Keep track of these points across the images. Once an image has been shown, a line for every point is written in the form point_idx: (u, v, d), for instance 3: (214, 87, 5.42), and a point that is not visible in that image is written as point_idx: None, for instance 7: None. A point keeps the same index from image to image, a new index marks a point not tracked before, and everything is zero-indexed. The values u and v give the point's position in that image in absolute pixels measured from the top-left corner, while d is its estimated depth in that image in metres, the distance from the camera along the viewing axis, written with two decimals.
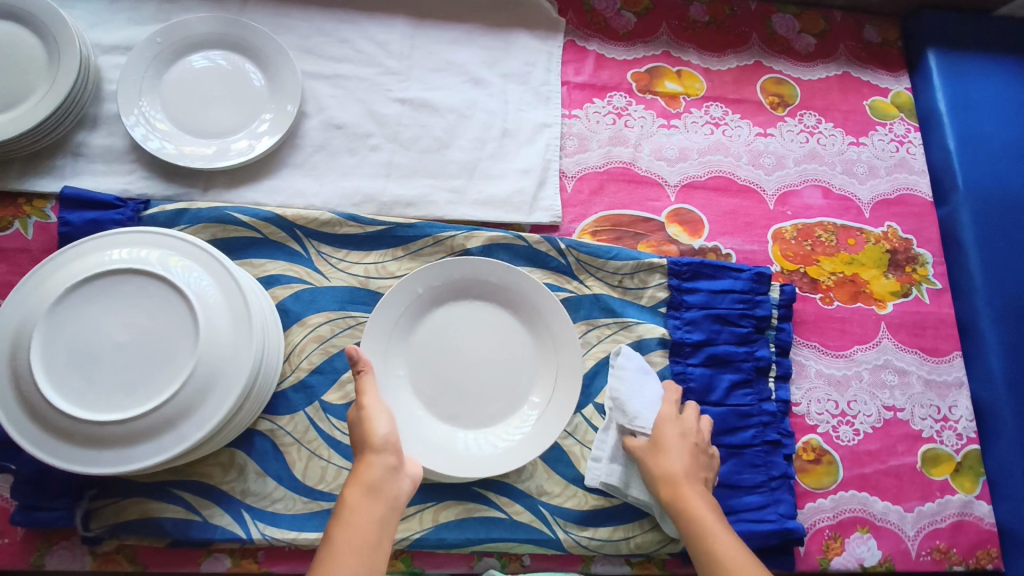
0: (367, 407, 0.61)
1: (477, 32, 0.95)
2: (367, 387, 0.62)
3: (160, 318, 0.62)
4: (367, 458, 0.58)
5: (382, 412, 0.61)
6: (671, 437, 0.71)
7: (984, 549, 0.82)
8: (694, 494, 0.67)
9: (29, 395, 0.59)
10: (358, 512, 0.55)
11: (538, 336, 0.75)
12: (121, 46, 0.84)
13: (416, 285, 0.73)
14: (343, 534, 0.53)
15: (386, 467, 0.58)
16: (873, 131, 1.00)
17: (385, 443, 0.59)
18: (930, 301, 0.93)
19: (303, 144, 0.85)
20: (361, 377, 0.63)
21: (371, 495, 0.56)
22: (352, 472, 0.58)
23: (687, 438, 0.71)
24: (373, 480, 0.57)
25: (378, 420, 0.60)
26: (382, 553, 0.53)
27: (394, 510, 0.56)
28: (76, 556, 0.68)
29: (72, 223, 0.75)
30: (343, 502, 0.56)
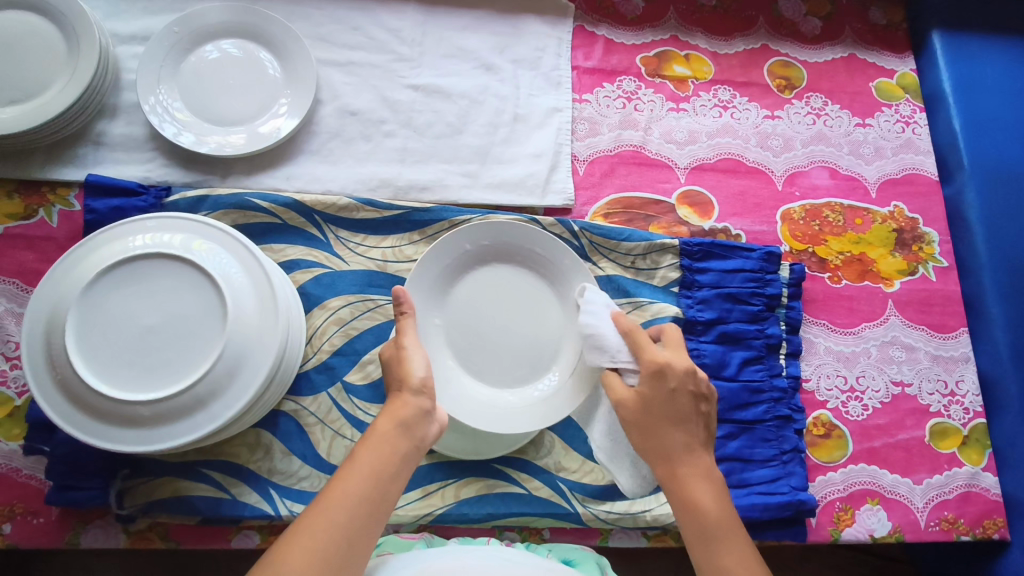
0: (407, 346, 0.62)
1: (488, 19, 0.96)
2: (407, 329, 0.63)
3: (189, 300, 0.63)
4: (402, 394, 0.59)
5: (422, 355, 0.62)
6: (665, 400, 0.62)
7: (991, 520, 0.84)
8: (694, 476, 0.61)
9: (64, 376, 0.60)
10: (383, 441, 0.55)
11: (568, 308, 0.75)
12: (138, 36, 0.85)
13: (462, 244, 0.74)
14: (361, 460, 0.54)
15: (420, 409, 0.59)
16: (879, 111, 1.02)
17: (421, 385, 0.60)
18: (936, 279, 0.94)
19: (319, 130, 0.86)
20: (403, 319, 0.64)
21: (400, 433, 0.57)
22: (386, 405, 0.59)
23: (683, 394, 0.63)
24: (406, 418, 0.57)
25: (417, 362, 0.61)
26: (397, 485, 0.55)
27: (417, 450, 0.57)
28: (110, 534, 0.70)
29: (97, 210, 0.77)
30: (371, 431, 0.57)
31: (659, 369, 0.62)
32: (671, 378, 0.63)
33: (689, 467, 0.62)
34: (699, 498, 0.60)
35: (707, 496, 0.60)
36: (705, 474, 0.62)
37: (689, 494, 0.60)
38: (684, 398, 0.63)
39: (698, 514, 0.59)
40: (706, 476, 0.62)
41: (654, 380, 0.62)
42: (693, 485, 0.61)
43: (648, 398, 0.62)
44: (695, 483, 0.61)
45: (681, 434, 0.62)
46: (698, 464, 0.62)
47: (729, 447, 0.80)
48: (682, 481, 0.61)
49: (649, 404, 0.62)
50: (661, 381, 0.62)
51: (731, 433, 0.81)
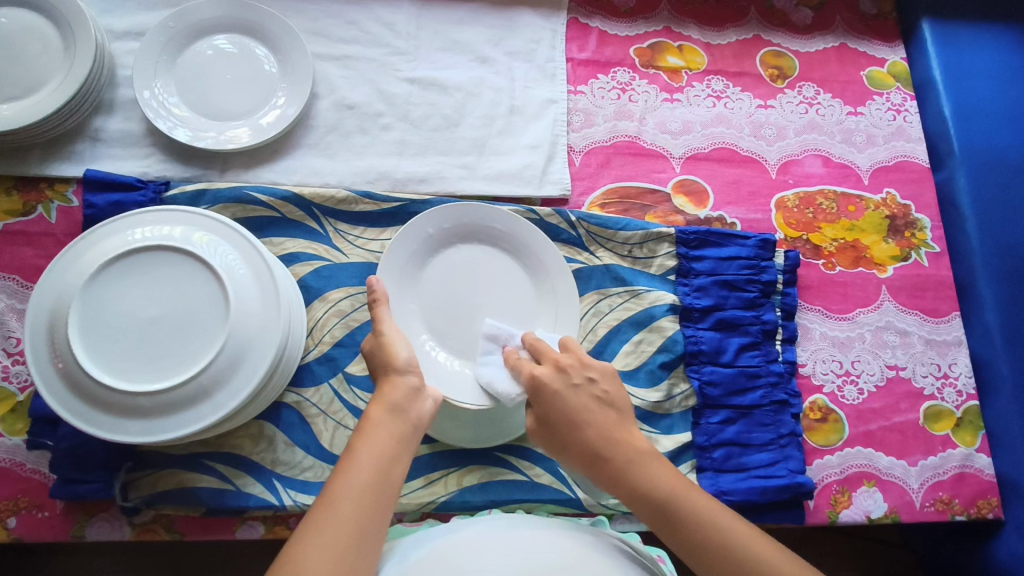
0: (387, 333, 0.63)
1: (482, 12, 0.96)
2: (384, 318, 0.64)
3: (191, 292, 0.64)
4: (391, 378, 0.61)
5: (402, 338, 0.64)
6: (558, 407, 0.63)
7: (985, 499, 0.86)
8: (630, 463, 0.60)
9: (69, 369, 0.61)
10: (379, 428, 0.57)
11: (539, 281, 0.78)
12: (133, 32, 0.85)
13: (424, 228, 0.75)
14: (359, 451, 0.55)
15: (409, 389, 0.60)
16: (870, 100, 1.03)
17: (407, 365, 0.62)
18: (928, 264, 0.96)
19: (316, 124, 0.86)
20: (376, 308, 0.65)
21: (393, 416, 0.58)
22: (377, 392, 0.60)
23: (575, 390, 0.64)
24: (396, 401, 0.59)
25: (400, 346, 0.63)
26: (399, 469, 0.55)
27: (415, 430, 0.58)
28: (115, 527, 0.70)
29: (96, 205, 0.77)
30: (365, 419, 0.58)
31: (535, 384, 0.64)
32: (551, 384, 0.64)
33: (624, 459, 0.61)
34: (647, 483, 0.59)
35: (654, 474, 0.60)
36: (641, 455, 0.61)
37: (634, 482, 0.59)
38: (574, 395, 0.63)
39: (651, 499, 0.58)
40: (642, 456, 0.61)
41: (538, 398, 0.64)
42: (634, 470, 0.60)
43: (545, 417, 0.63)
44: (637, 469, 0.60)
45: (591, 429, 0.62)
46: (631, 449, 0.61)
47: (727, 432, 0.82)
48: (623, 473, 0.60)
49: (549, 423, 0.63)
50: (542, 392, 0.64)
51: (729, 418, 0.82)
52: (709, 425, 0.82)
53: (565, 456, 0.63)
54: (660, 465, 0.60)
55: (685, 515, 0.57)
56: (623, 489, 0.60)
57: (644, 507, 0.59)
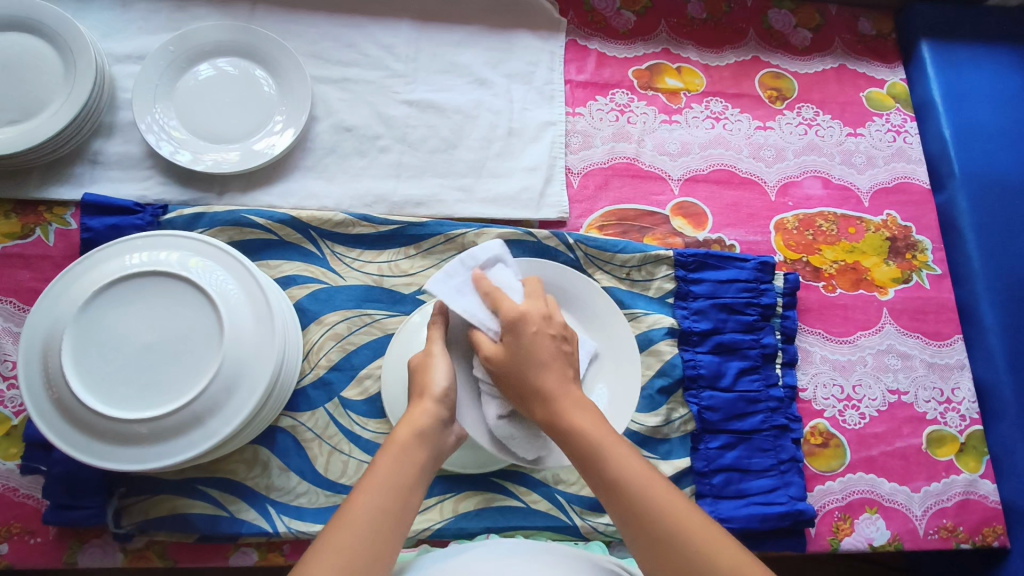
0: (435, 355, 0.61)
1: (480, 34, 0.97)
2: (436, 339, 0.62)
3: (185, 317, 0.64)
4: (423, 402, 0.58)
5: (449, 363, 0.61)
6: (531, 345, 0.58)
7: (990, 527, 0.85)
8: (573, 407, 0.58)
9: (62, 396, 0.61)
10: (404, 452, 0.54)
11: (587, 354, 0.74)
12: (133, 56, 0.86)
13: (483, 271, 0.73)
14: (380, 473, 0.53)
15: (438, 418, 0.58)
16: (870, 121, 1.02)
17: (443, 396, 0.59)
18: (930, 287, 0.95)
19: (315, 147, 0.87)
20: (433, 327, 0.63)
21: (419, 442, 0.56)
22: (404, 413, 0.58)
23: (545, 337, 0.59)
24: (424, 427, 0.56)
25: (443, 371, 0.60)
26: (415, 497, 0.53)
27: (433, 461, 0.56)
28: (107, 553, 0.70)
29: (93, 228, 0.77)
30: (390, 441, 0.55)
31: (518, 317, 0.59)
32: (531, 324, 0.59)
33: (569, 402, 0.58)
34: (583, 428, 0.57)
35: (590, 424, 0.57)
36: (582, 404, 0.58)
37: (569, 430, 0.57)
38: (546, 341, 0.59)
39: (585, 445, 0.56)
40: (583, 405, 0.58)
41: (514, 331, 0.58)
42: (573, 418, 0.57)
43: (513, 347, 0.58)
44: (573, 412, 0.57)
45: (550, 377, 0.58)
46: (576, 397, 0.59)
47: (726, 458, 0.81)
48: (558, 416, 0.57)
49: (517, 352, 0.58)
50: (522, 327, 0.59)
51: (728, 444, 0.81)
52: (708, 450, 0.81)
53: (507, 388, 0.59)
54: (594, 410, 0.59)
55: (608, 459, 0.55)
56: (559, 436, 0.57)
57: (575, 454, 0.57)
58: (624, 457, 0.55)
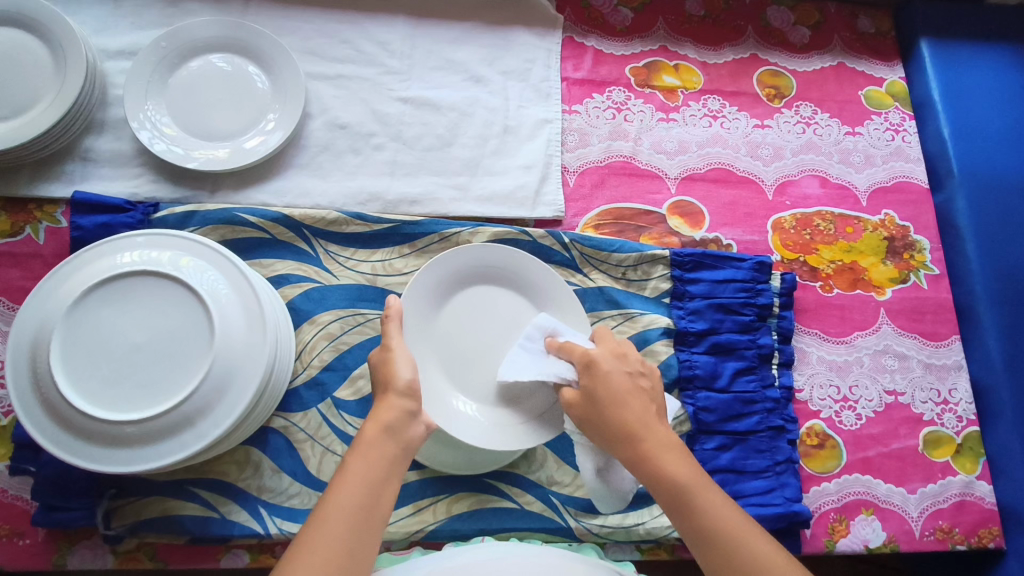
0: (394, 351, 0.60)
1: (476, 30, 0.96)
2: (393, 334, 0.61)
3: (176, 317, 0.63)
4: (388, 399, 0.57)
5: (406, 355, 0.60)
6: (608, 388, 0.59)
7: (986, 528, 0.84)
8: (662, 449, 0.58)
9: (49, 397, 0.60)
10: (373, 448, 0.53)
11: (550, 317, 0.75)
12: (125, 52, 0.85)
13: (456, 263, 0.73)
14: (352, 470, 0.52)
15: (405, 411, 0.56)
16: (869, 120, 1.02)
17: (407, 389, 0.58)
18: (928, 287, 0.94)
19: (308, 144, 0.86)
20: (387, 323, 0.62)
21: (388, 436, 0.55)
22: (370, 412, 0.57)
23: (623, 374, 0.61)
24: (391, 422, 0.55)
25: (402, 365, 0.59)
26: (388, 493, 0.52)
27: (406, 454, 0.55)
28: (97, 555, 0.69)
29: (83, 227, 0.76)
30: (358, 438, 0.54)
31: (589, 360, 0.61)
32: (605, 363, 0.61)
33: (658, 445, 0.58)
34: (674, 473, 0.56)
35: (678, 466, 0.57)
36: (668, 444, 0.58)
37: (664, 477, 0.56)
38: (620, 376, 0.60)
39: (674, 490, 0.56)
40: (674, 447, 0.58)
41: (589, 372, 0.61)
42: (661, 460, 0.57)
43: (591, 390, 0.60)
44: (663, 457, 0.57)
45: (632, 412, 0.59)
46: (663, 437, 0.58)
47: (721, 459, 0.80)
48: (646, 460, 0.57)
49: (594, 398, 0.60)
50: (595, 369, 0.60)
51: (724, 445, 0.81)
52: (704, 451, 0.80)
53: (594, 433, 0.59)
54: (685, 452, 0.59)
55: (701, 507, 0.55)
56: (650, 478, 0.57)
57: (667, 499, 0.57)
58: (714, 503, 0.56)
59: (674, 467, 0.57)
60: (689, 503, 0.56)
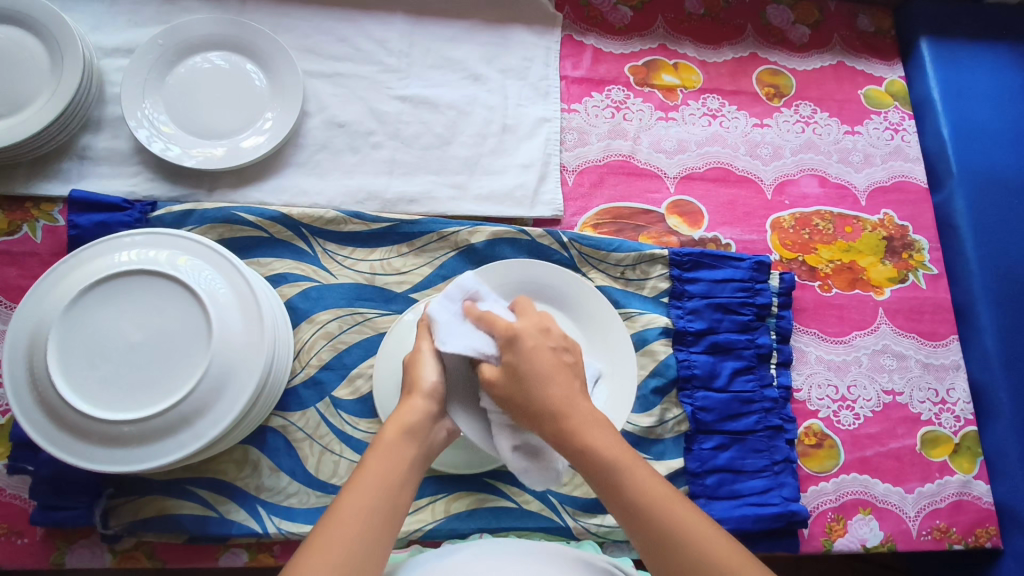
0: (421, 351, 0.59)
1: (475, 28, 0.95)
2: (422, 346, 0.60)
3: (173, 316, 0.63)
4: (411, 400, 0.57)
5: (436, 360, 0.59)
6: (529, 362, 0.55)
7: (983, 528, 0.84)
8: (585, 424, 0.54)
9: (46, 396, 0.60)
10: (392, 449, 0.53)
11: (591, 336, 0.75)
12: (122, 49, 0.85)
13: (492, 278, 0.73)
14: (368, 470, 0.52)
15: (428, 413, 0.57)
16: (868, 119, 1.02)
17: (432, 391, 0.57)
18: (926, 286, 0.94)
19: (306, 143, 0.86)
20: (420, 334, 0.61)
21: (407, 438, 0.54)
22: (392, 411, 0.57)
23: (545, 350, 0.56)
24: (412, 423, 0.55)
25: (428, 368, 0.58)
26: (405, 494, 0.52)
27: (424, 456, 0.55)
28: (95, 554, 0.69)
29: (80, 225, 0.76)
30: (378, 440, 0.54)
31: (512, 335, 0.56)
32: (527, 339, 0.57)
33: (581, 419, 0.54)
34: (603, 449, 0.53)
35: (605, 442, 0.53)
36: (593, 420, 0.55)
37: (590, 452, 0.53)
38: (545, 354, 0.56)
39: (604, 466, 0.52)
40: (598, 421, 0.55)
41: (512, 347, 0.56)
42: (587, 435, 0.53)
43: (514, 367, 0.55)
44: (590, 435, 0.53)
45: (557, 390, 0.55)
46: (587, 412, 0.55)
47: (720, 458, 0.80)
48: (573, 437, 0.53)
49: (517, 374, 0.55)
50: (519, 343, 0.56)
51: (722, 444, 0.81)
52: (702, 451, 0.80)
53: (524, 417, 0.55)
54: (609, 429, 0.55)
55: (626, 483, 0.52)
56: (575, 458, 0.53)
57: (597, 480, 0.53)
58: (643, 478, 0.52)
59: (601, 443, 0.53)
60: (618, 480, 0.52)
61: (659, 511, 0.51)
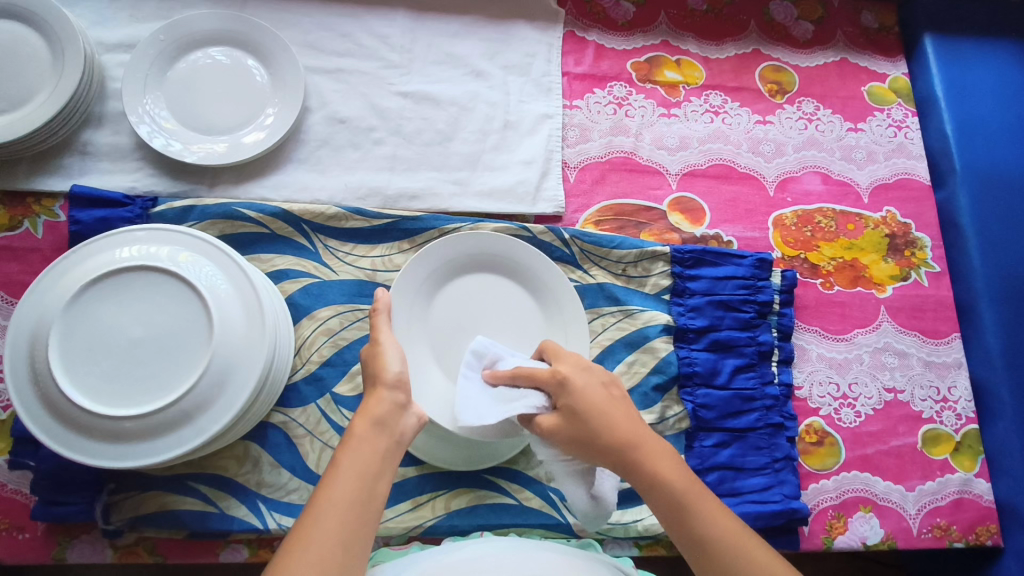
0: (383, 344, 0.61)
1: (477, 24, 0.95)
2: (382, 328, 0.62)
3: (174, 311, 0.63)
4: (378, 391, 0.58)
5: (396, 350, 0.61)
6: (587, 403, 0.57)
7: (984, 526, 0.84)
8: (656, 457, 0.56)
9: (48, 391, 0.60)
10: (366, 442, 0.54)
11: (548, 308, 0.76)
12: (124, 44, 0.85)
13: (447, 253, 0.74)
14: (344, 465, 0.52)
15: (396, 404, 0.57)
16: (871, 116, 1.01)
17: (396, 381, 0.58)
18: (928, 284, 0.94)
19: (307, 139, 0.85)
20: (375, 317, 0.63)
21: (377, 430, 0.55)
22: (361, 406, 0.57)
23: (597, 387, 0.59)
24: (381, 414, 0.56)
25: (392, 358, 0.60)
26: (383, 486, 0.52)
27: (398, 446, 0.55)
28: (97, 549, 0.70)
29: (81, 221, 0.76)
30: (349, 434, 0.55)
31: (563, 379, 0.59)
32: (579, 378, 0.59)
33: (652, 450, 0.57)
34: (673, 480, 0.55)
35: (674, 473, 0.56)
36: (662, 450, 0.57)
37: (659, 481, 0.55)
38: (596, 390, 0.58)
39: (671, 499, 0.55)
40: (665, 452, 0.57)
41: (564, 391, 0.58)
42: (657, 466, 0.56)
43: (573, 409, 0.57)
44: (657, 464, 0.56)
45: (619, 419, 0.57)
46: (655, 443, 0.57)
47: (720, 456, 0.80)
48: (645, 468, 0.56)
49: (575, 415, 0.57)
50: (570, 387, 0.58)
51: (723, 442, 0.81)
52: (703, 448, 0.80)
53: (581, 448, 0.57)
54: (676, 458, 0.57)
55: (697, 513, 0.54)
56: (644, 488, 0.56)
57: (662, 508, 0.55)
58: (710, 512, 0.55)
59: (669, 473, 0.56)
60: (687, 510, 0.55)
61: (724, 541, 0.54)
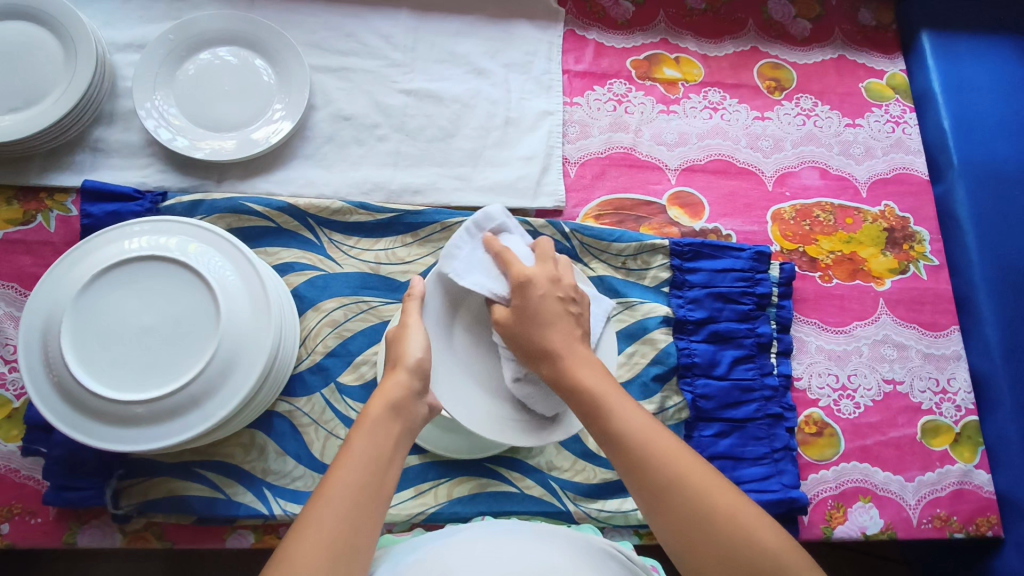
0: (407, 328, 0.63)
1: (479, 23, 0.97)
2: (411, 311, 0.65)
3: (183, 301, 0.64)
4: (395, 375, 0.59)
5: (419, 336, 0.62)
6: (539, 304, 0.61)
7: (984, 516, 0.85)
8: (579, 363, 0.60)
9: (60, 376, 0.62)
10: (379, 425, 0.55)
11: None
12: (134, 44, 0.87)
13: None
14: (355, 447, 0.53)
15: (409, 389, 0.58)
16: (870, 112, 1.02)
17: (416, 366, 0.60)
18: (927, 277, 0.95)
19: (313, 135, 0.87)
20: (409, 301, 0.66)
21: (391, 414, 0.56)
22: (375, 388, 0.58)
23: (551, 300, 0.62)
24: (396, 398, 0.57)
25: (413, 344, 0.61)
26: (393, 470, 0.54)
27: (410, 431, 0.57)
28: (107, 534, 0.71)
29: (93, 214, 0.78)
30: (364, 416, 0.56)
31: (525, 281, 0.62)
32: (539, 287, 0.63)
33: (574, 357, 0.60)
34: (589, 383, 0.58)
35: (595, 378, 0.59)
36: (586, 359, 0.60)
37: (573, 380, 0.59)
38: (552, 302, 0.62)
39: (588, 399, 0.57)
40: (588, 361, 0.60)
41: (523, 292, 0.62)
42: (577, 373, 0.59)
43: (523, 309, 0.61)
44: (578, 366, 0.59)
45: (559, 334, 0.61)
46: (581, 353, 0.61)
47: (720, 445, 0.81)
48: (567, 372, 0.59)
49: (525, 315, 0.61)
50: (530, 290, 0.62)
51: (722, 432, 0.82)
52: (703, 438, 0.81)
53: (520, 347, 0.62)
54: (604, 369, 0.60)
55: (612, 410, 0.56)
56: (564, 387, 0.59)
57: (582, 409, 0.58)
58: (628, 410, 0.57)
59: (585, 374, 0.59)
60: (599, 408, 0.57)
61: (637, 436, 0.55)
